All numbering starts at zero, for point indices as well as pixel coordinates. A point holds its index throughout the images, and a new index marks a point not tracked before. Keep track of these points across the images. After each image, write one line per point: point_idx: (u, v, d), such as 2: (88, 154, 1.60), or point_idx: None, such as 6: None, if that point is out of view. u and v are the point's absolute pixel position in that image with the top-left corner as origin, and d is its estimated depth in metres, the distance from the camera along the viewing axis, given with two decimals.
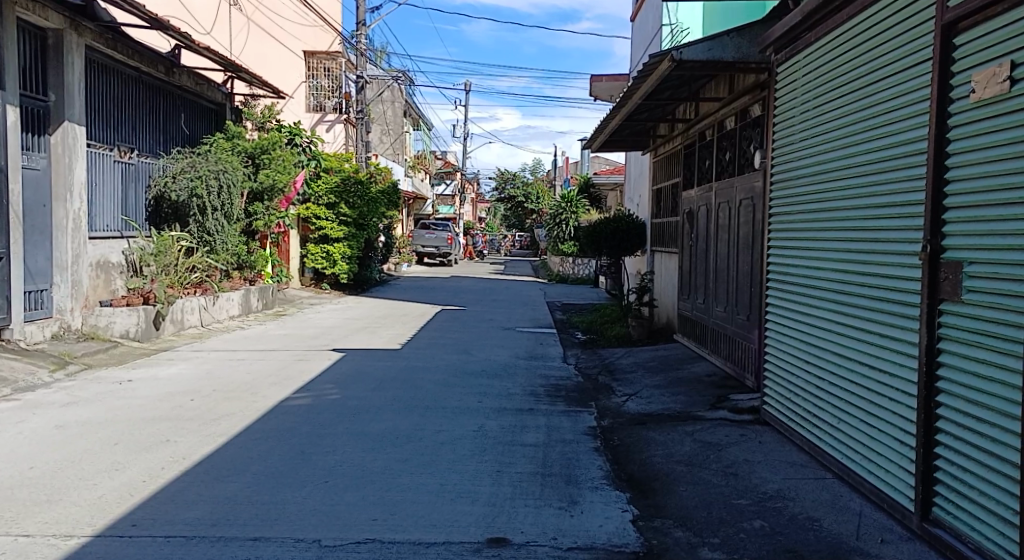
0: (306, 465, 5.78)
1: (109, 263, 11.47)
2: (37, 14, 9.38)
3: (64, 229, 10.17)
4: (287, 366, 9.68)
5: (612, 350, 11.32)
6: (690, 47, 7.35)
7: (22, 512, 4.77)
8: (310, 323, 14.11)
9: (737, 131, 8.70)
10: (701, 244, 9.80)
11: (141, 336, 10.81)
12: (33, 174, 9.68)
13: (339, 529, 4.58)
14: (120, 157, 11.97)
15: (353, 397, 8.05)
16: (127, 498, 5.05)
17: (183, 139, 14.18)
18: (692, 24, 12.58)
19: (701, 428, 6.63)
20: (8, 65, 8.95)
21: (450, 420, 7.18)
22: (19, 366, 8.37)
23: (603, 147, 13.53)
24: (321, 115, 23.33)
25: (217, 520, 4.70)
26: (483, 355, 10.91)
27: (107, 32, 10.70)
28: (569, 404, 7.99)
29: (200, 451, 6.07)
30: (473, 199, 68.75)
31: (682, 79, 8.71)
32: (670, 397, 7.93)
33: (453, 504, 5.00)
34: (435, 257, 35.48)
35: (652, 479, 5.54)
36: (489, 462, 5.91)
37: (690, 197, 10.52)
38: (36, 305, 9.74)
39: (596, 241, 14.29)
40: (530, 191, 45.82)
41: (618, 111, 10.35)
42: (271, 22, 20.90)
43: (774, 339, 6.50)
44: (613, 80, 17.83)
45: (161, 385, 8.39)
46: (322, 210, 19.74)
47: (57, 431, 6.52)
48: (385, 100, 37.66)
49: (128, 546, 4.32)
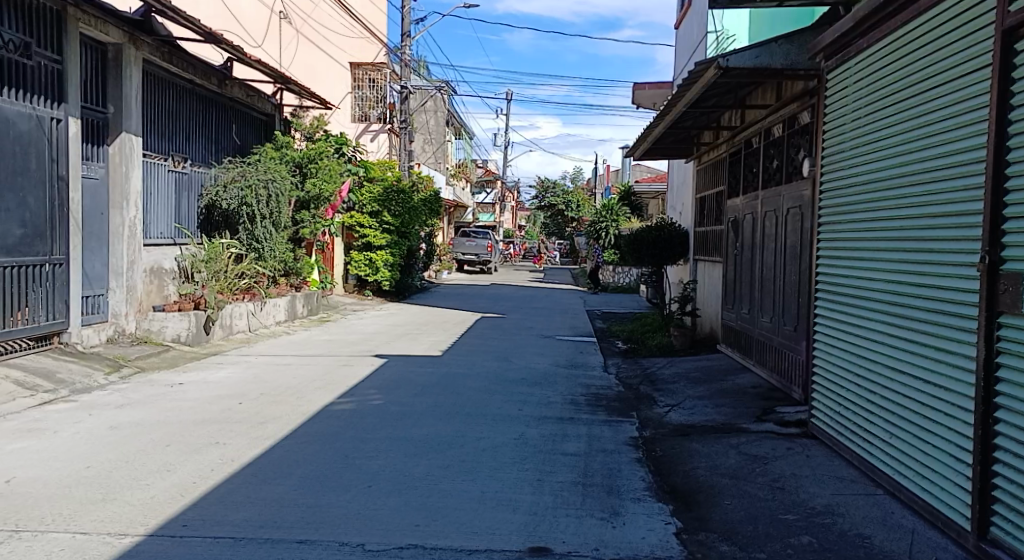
0: (348, 470, 5.85)
1: (162, 269, 11.78)
2: (98, 29, 9.72)
3: (120, 236, 10.48)
4: (331, 371, 9.80)
5: (655, 360, 11.22)
6: (736, 55, 7.29)
7: (79, 510, 4.92)
8: (353, 329, 14.30)
9: (785, 139, 8.60)
10: (746, 252, 9.69)
11: (192, 340, 11.06)
12: (91, 183, 10.03)
13: (382, 533, 4.64)
14: (174, 166, 12.29)
15: (396, 402, 8.14)
16: (179, 499, 5.18)
17: (234, 148, 14.49)
18: (737, 32, 12.39)
19: (746, 441, 6.55)
20: (71, 77, 9.22)
21: (491, 427, 7.22)
22: (76, 369, 8.66)
23: (645, 155, 13.47)
24: (367, 124, 23.72)
25: (264, 522, 4.80)
26: (523, 362, 10.94)
27: (163, 46, 10.97)
28: (610, 414, 7.97)
29: (248, 454, 6.19)
30: (513, 208, 69.08)
31: (728, 86, 8.63)
32: (714, 409, 7.85)
33: (494, 512, 5.03)
34: (474, 264, 35.62)
35: (696, 491, 5.50)
36: (530, 470, 5.92)
37: (735, 206, 10.42)
38: (93, 309, 10.04)
39: (640, 249, 14.06)
40: (570, 198, 45.89)
41: (661, 119, 10.29)
42: (319, 34, 21.28)
43: (822, 349, 6.39)
44: (655, 87, 17.66)
45: (210, 388, 8.58)
46: (366, 218, 19.97)
47: (110, 432, 6.70)
48: (426, 109, 37.99)
49: (179, 546, 4.42)
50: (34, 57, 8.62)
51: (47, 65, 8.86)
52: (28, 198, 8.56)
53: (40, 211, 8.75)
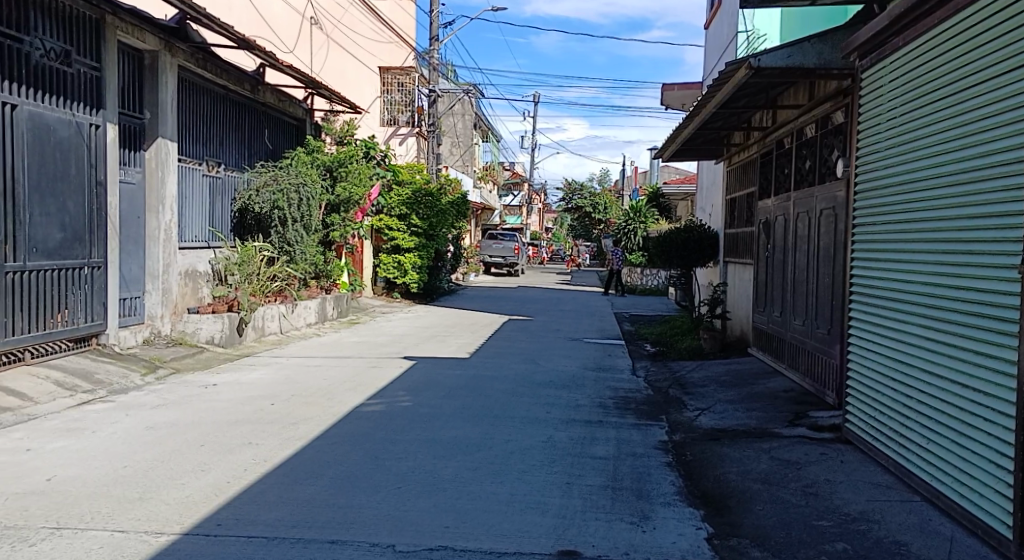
0: (378, 471, 5.90)
1: (196, 272, 12.00)
2: (135, 37, 9.92)
3: (156, 240, 10.68)
4: (361, 373, 9.88)
5: (684, 363, 11.15)
6: (768, 55, 7.22)
7: (117, 509, 5.02)
8: (382, 331, 14.40)
9: (818, 139, 8.50)
10: (778, 254, 9.59)
11: (225, 341, 11.21)
12: (128, 188, 10.22)
13: (412, 534, 4.67)
14: (208, 171, 12.49)
15: (425, 404, 8.18)
16: (213, 498, 5.26)
17: (266, 153, 14.69)
18: (768, 31, 12.35)
19: (778, 446, 6.49)
20: (108, 84, 9.40)
21: (520, 429, 7.22)
22: (113, 370, 8.84)
23: (675, 156, 13.39)
24: (395, 128, 23.86)
25: (297, 521, 4.85)
26: (551, 365, 10.93)
27: (198, 52, 11.16)
28: (640, 417, 7.94)
29: (281, 455, 6.26)
30: (540, 210, 69.07)
31: (760, 86, 8.55)
32: (745, 413, 7.78)
33: (523, 515, 5.04)
34: (501, 267, 35.66)
35: (728, 496, 5.46)
36: (559, 473, 5.92)
37: (766, 208, 10.32)
38: (130, 311, 10.25)
39: (669, 251, 13.97)
40: (597, 200, 45.77)
41: (691, 120, 10.23)
42: (349, 40, 21.43)
43: (857, 353, 6.32)
44: (683, 88, 17.49)
45: (243, 389, 8.70)
46: (394, 221, 20.09)
47: (147, 432, 6.82)
48: (454, 112, 38.13)
49: (214, 545, 4.49)
50: (73, 65, 8.82)
51: (86, 72, 9.06)
52: (68, 202, 8.75)
53: (79, 215, 8.93)
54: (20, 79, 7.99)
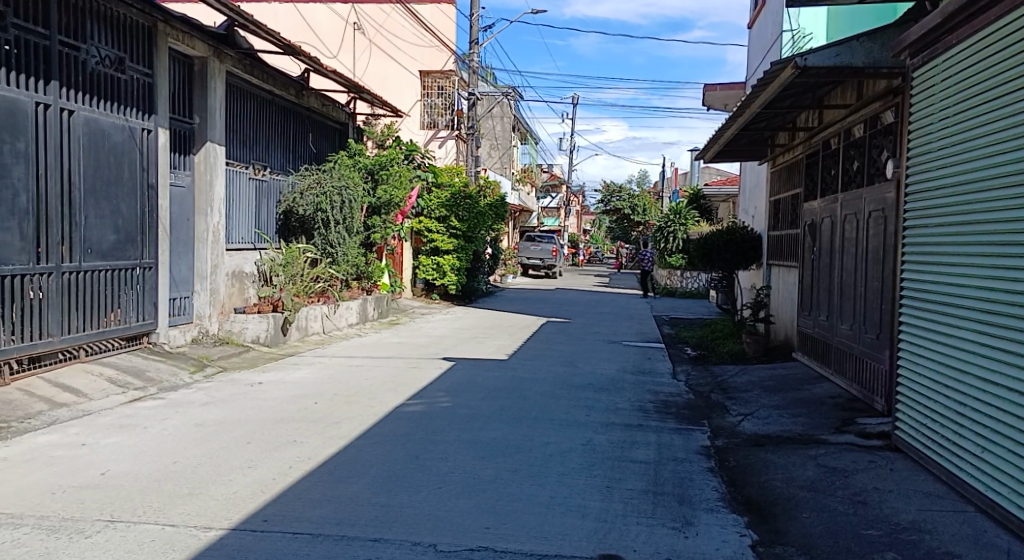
0: (419, 471, 5.95)
1: (243, 273, 12.24)
2: (185, 44, 10.16)
3: (205, 242, 10.92)
4: (402, 373, 9.98)
5: (726, 368, 11.03)
6: (815, 54, 7.11)
7: (168, 503, 5.14)
8: (422, 332, 14.50)
9: (866, 140, 8.36)
10: (824, 257, 9.44)
11: (270, 341, 11.42)
12: (178, 191, 10.47)
13: (454, 534, 4.71)
14: (255, 174, 12.73)
15: (464, 405, 8.23)
16: (260, 494, 5.37)
17: (310, 156, 14.93)
18: (814, 29, 12.17)
19: (825, 453, 6.39)
20: (160, 90, 9.65)
21: (559, 432, 7.23)
22: (164, 368, 9.07)
23: (717, 157, 13.27)
24: (435, 131, 23.39)
25: (340, 519, 4.92)
26: (591, 368, 10.90)
27: (245, 58, 11.40)
28: (681, 422, 7.89)
29: (324, 453, 6.36)
30: (579, 212, 68.92)
31: (806, 86, 8.43)
32: (789, 419, 7.67)
33: (563, 517, 5.04)
34: (540, 269, 35.61)
35: (772, 503, 5.39)
36: (599, 477, 5.91)
37: (812, 209, 10.17)
38: (179, 311, 10.53)
39: (709, 253, 13.84)
40: (636, 202, 45.53)
41: (734, 121, 10.12)
42: (390, 44, 23.09)
43: (907, 358, 6.19)
44: (726, 89, 17.29)
45: (288, 388, 8.85)
46: (433, 223, 20.29)
47: (196, 429, 6.98)
48: (493, 115, 38.26)
49: (260, 541, 4.57)
50: (127, 71, 9.07)
51: (139, 78, 9.31)
52: (121, 205, 8.98)
53: (131, 217, 9.16)
54: (76, 86, 8.23)
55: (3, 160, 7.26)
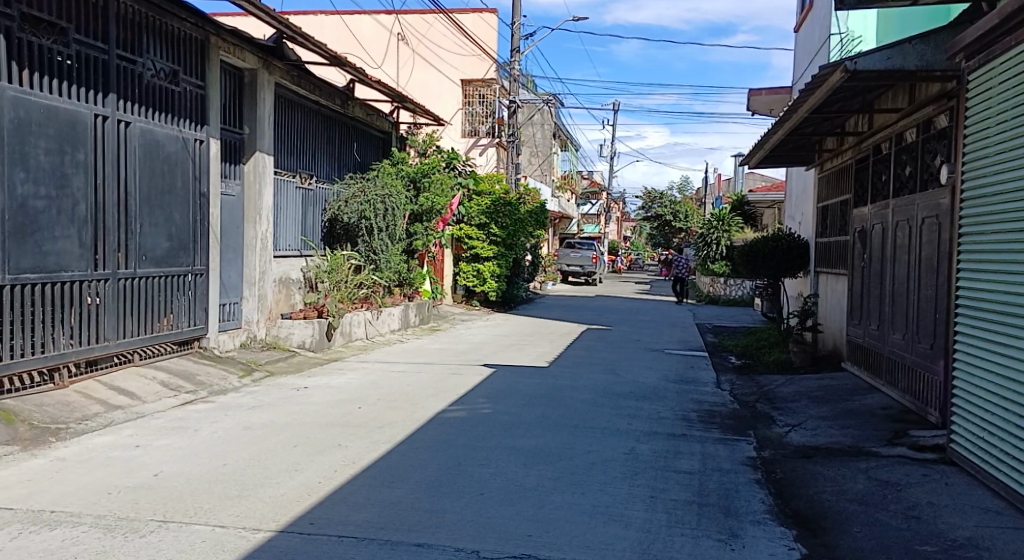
0: (462, 476, 5.98)
1: (289, 279, 12.44)
2: (236, 56, 10.40)
3: (253, 249, 11.13)
4: (444, 379, 10.05)
5: (772, 377, 10.85)
6: (865, 57, 6.98)
7: (218, 505, 5.25)
8: (462, 338, 14.57)
9: (919, 144, 8.18)
10: (875, 264, 9.25)
11: (315, 346, 11.57)
12: (229, 200, 10.70)
13: (496, 541, 4.72)
14: (301, 183, 12.96)
15: (505, 412, 8.24)
16: (307, 497, 5.45)
17: (354, 165, 15.14)
18: (864, 32, 11.96)
19: (877, 465, 6.25)
20: (212, 101, 9.87)
21: (601, 441, 7.20)
22: (214, 372, 9.27)
23: (763, 163, 13.10)
24: (475, 139, 23.60)
25: (384, 523, 4.97)
26: (632, 376, 10.84)
27: (293, 69, 11.62)
28: (726, 432, 7.79)
29: (368, 457, 6.43)
30: (620, 218, 68.56)
31: (857, 90, 8.28)
32: (839, 431, 7.52)
33: (606, 527, 5.01)
34: (579, 276, 35.48)
35: (821, 516, 5.30)
36: (642, 487, 5.87)
37: (862, 215, 9.98)
38: (229, 316, 10.76)
39: (754, 260, 13.68)
40: (678, 209, 45.16)
41: (781, 127, 9.97)
42: (433, 54, 23.38)
43: (964, 369, 6.02)
44: (772, 93, 17.00)
45: (332, 393, 8.96)
46: (474, 230, 20.35)
47: (244, 432, 7.12)
48: (534, 122, 38.30)
49: (306, 543, 4.64)
50: (181, 83, 9.31)
51: (192, 90, 9.55)
52: (175, 213, 9.22)
53: (184, 225, 9.40)
54: (132, 98, 8.46)
55: (64, 170, 7.51)
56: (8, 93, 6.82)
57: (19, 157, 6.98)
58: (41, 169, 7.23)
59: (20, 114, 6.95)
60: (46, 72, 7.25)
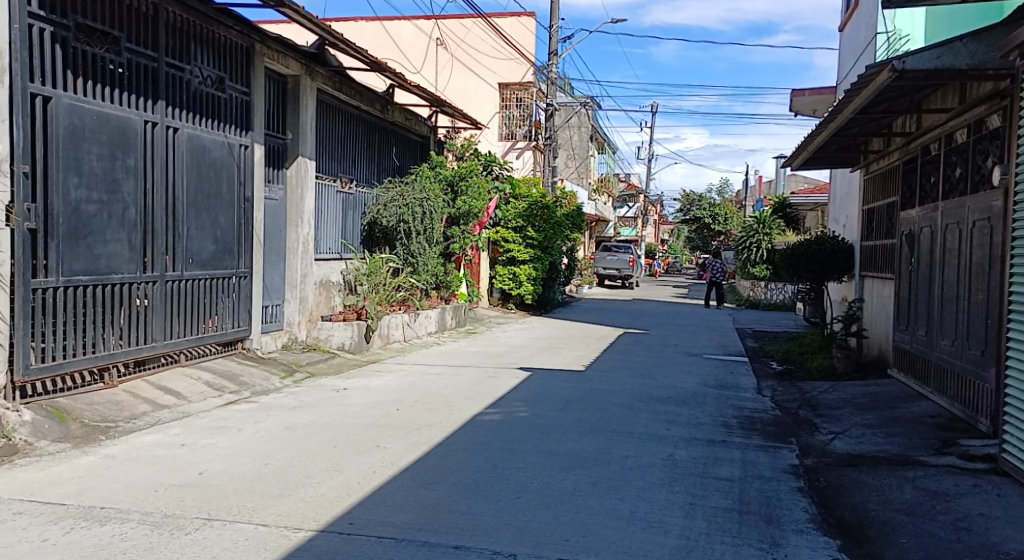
0: (499, 479, 5.98)
1: (329, 282, 12.59)
2: (279, 63, 10.56)
3: (295, 252, 11.29)
4: (481, 381, 10.08)
5: (815, 383, 10.65)
6: (914, 56, 6.82)
7: (261, 503, 5.33)
8: (499, 342, 14.59)
9: (969, 145, 7.99)
10: (924, 269, 9.05)
11: (354, 348, 11.68)
12: (272, 204, 10.88)
13: (535, 545, 4.71)
14: (342, 187, 13.11)
15: (542, 415, 8.23)
16: (346, 497, 5.50)
17: (393, 169, 15.28)
18: (912, 31, 11.71)
19: (925, 475, 6.11)
20: (256, 107, 10.04)
21: (639, 446, 7.14)
22: (257, 373, 9.42)
23: (806, 165, 12.91)
24: (513, 142, 23.55)
25: (422, 525, 4.99)
26: (670, 381, 10.74)
27: (335, 75, 11.78)
28: (767, 439, 7.68)
29: (406, 459, 6.47)
30: (658, 221, 68.05)
31: (904, 90, 8.11)
32: (885, 439, 7.37)
33: (644, 533, 4.97)
34: (616, 279, 35.29)
35: (867, 526, 5.19)
36: (681, 493, 5.81)
37: (910, 218, 9.77)
38: (272, 317, 10.91)
39: (797, 264, 13.44)
40: (717, 211, 44.70)
41: (825, 129, 9.81)
42: (471, 58, 23.48)
43: (1018, 376, 5.85)
44: (816, 93, 16.73)
45: (371, 394, 9.04)
46: (510, 233, 20.35)
47: (286, 432, 7.22)
48: (571, 124, 38.20)
49: (347, 543, 4.68)
50: (227, 90, 9.49)
51: (237, 97, 9.73)
52: (220, 217, 9.39)
53: (229, 229, 9.57)
54: (180, 104, 8.65)
55: (115, 175, 7.70)
56: (63, 100, 7.02)
57: (73, 162, 7.18)
58: (94, 174, 7.42)
59: (74, 121, 7.14)
60: (98, 80, 7.44)
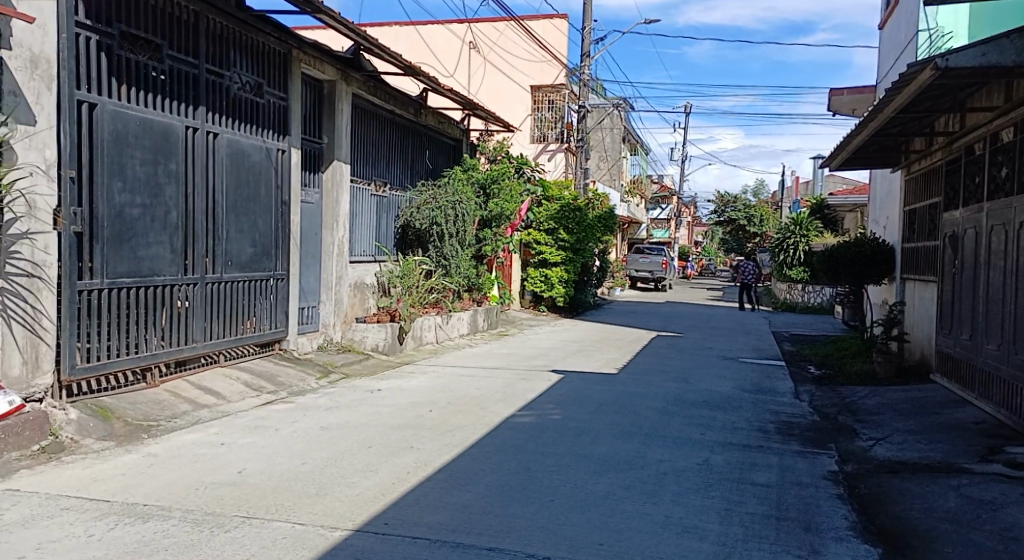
0: (532, 482, 5.98)
1: (364, 284, 12.70)
2: (316, 68, 10.69)
3: (331, 254, 11.40)
4: (513, 384, 10.08)
5: (854, 388, 10.48)
6: (957, 54, 6.67)
7: (298, 503, 5.39)
8: (531, 344, 14.58)
9: (1015, 145, 7.80)
10: (968, 271, 8.85)
11: (388, 349, 11.77)
12: (308, 207, 11.02)
13: (569, 548, 4.70)
14: (376, 191, 13.22)
15: (575, 418, 8.20)
16: (381, 498, 5.54)
17: (426, 172, 15.37)
18: (954, 27, 11.47)
19: (969, 483, 5.97)
20: (293, 112, 10.17)
21: (673, 450, 7.08)
22: (293, 374, 9.53)
23: (844, 166, 12.71)
24: (545, 144, 23.68)
25: (456, 526, 5.01)
26: (705, 384, 10.64)
27: (369, 79, 11.88)
28: (805, 444, 7.56)
29: (439, 460, 6.50)
30: (691, 223, 67.50)
31: (947, 88, 7.95)
32: (928, 445, 7.22)
33: (680, 538, 4.94)
34: (649, 282, 35.06)
35: (910, 534, 5.09)
36: (717, 498, 5.75)
37: (954, 220, 9.56)
38: (308, 319, 11.04)
39: (836, 266, 13.23)
40: (753, 213, 44.20)
41: (865, 129, 9.65)
42: (503, 61, 23.53)
43: None
44: (855, 92, 16.45)
45: (405, 395, 9.09)
46: (542, 236, 20.43)
47: (321, 432, 7.29)
48: (603, 126, 38.06)
49: (382, 543, 4.72)
50: (265, 95, 9.63)
51: (275, 102, 9.87)
52: (258, 220, 9.53)
53: (267, 232, 9.70)
54: (220, 110, 8.80)
55: (158, 179, 7.85)
56: (107, 107, 7.18)
57: (118, 167, 7.34)
58: (137, 179, 7.58)
59: (118, 126, 7.31)
60: (141, 86, 7.60)
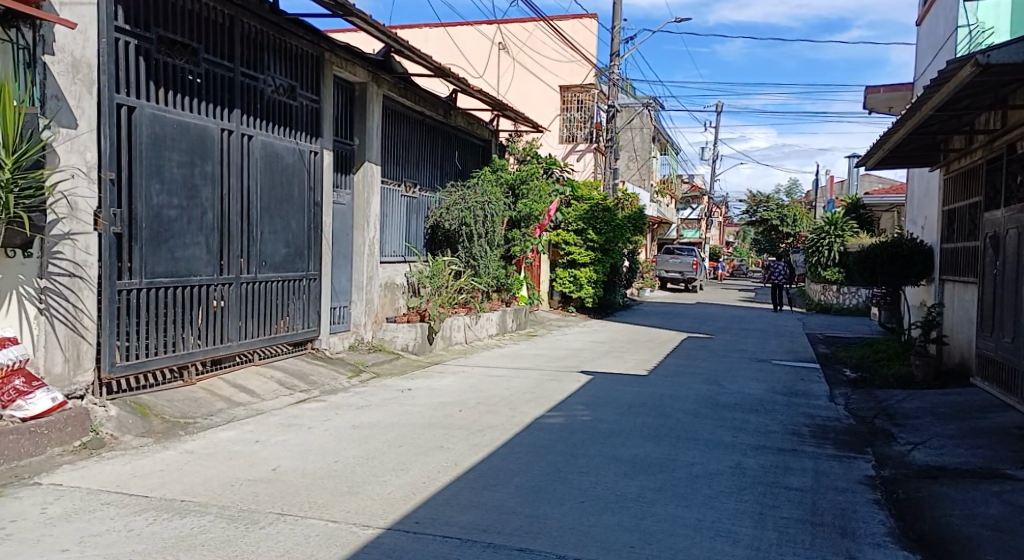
0: (563, 483, 5.96)
1: (394, 284, 12.77)
2: (347, 70, 10.78)
3: (362, 255, 11.48)
4: (543, 384, 10.06)
5: (891, 391, 10.30)
6: (999, 50, 6.54)
7: (331, 500, 5.44)
8: (560, 344, 14.55)
9: None
10: (1010, 272, 8.66)
11: (418, 349, 11.84)
12: (340, 208, 11.11)
13: (600, 550, 4.68)
14: (406, 192, 13.29)
15: (605, 420, 8.17)
16: (413, 497, 5.56)
17: (456, 173, 15.42)
18: (995, 23, 11.26)
19: (1012, 490, 5.84)
20: (325, 114, 10.26)
21: (705, 453, 7.02)
22: (325, 373, 9.62)
23: (880, 165, 12.51)
24: (574, 144, 23.60)
25: (487, 526, 5.02)
26: (737, 386, 10.52)
27: (400, 81, 11.95)
28: (840, 448, 7.45)
29: (469, 460, 6.51)
30: (722, 223, 66.85)
31: (988, 85, 7.79)
32: (968, 450, 7.08)
33: (712, 542, 4.89)
34: (679, 282, 34.80)
35: (949, 541, 4.99)
36: (750, 502, 5.69)
37: (995, 220, 9.36)
38: (339, 318, 11.15)
39: (871, 267, 13.02)
40: (786, 213, 43.65)
41: (902, 128, 9.49)
42: (532, 61, 23.52)
43: None
44: (891, 90, 16.19)
45: (435, 395, 9.12)
46: (571, 237, 20.34)
47: (353, 431, 7.34)
48: (633, 126, 37.84)
49: (413, 542, 4.74)
50: (298, 98, 9.73)
51: (308, 105, 9.96)
52: (291, 221, 9.63)
53: (300, 233, 9.79)
54: (254, 112, 8.91)
55: (194, 181, 7.97)
56: (146, 110, 7.31)
57: (156, 169, 7.47)
58: (174, 181, 7.70)
59: (156, 129, 7.43)
60: (178, 90, 7.72)
